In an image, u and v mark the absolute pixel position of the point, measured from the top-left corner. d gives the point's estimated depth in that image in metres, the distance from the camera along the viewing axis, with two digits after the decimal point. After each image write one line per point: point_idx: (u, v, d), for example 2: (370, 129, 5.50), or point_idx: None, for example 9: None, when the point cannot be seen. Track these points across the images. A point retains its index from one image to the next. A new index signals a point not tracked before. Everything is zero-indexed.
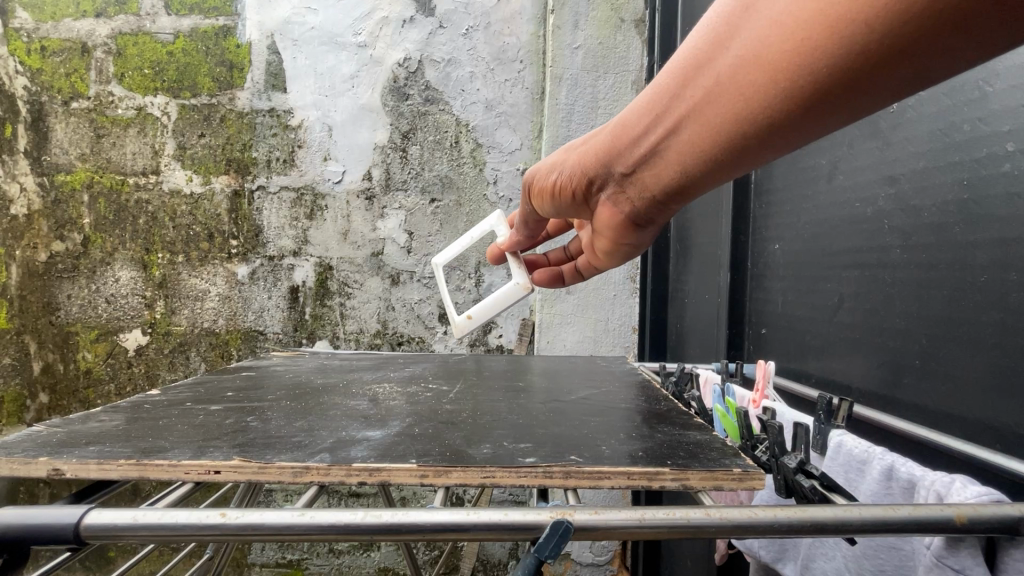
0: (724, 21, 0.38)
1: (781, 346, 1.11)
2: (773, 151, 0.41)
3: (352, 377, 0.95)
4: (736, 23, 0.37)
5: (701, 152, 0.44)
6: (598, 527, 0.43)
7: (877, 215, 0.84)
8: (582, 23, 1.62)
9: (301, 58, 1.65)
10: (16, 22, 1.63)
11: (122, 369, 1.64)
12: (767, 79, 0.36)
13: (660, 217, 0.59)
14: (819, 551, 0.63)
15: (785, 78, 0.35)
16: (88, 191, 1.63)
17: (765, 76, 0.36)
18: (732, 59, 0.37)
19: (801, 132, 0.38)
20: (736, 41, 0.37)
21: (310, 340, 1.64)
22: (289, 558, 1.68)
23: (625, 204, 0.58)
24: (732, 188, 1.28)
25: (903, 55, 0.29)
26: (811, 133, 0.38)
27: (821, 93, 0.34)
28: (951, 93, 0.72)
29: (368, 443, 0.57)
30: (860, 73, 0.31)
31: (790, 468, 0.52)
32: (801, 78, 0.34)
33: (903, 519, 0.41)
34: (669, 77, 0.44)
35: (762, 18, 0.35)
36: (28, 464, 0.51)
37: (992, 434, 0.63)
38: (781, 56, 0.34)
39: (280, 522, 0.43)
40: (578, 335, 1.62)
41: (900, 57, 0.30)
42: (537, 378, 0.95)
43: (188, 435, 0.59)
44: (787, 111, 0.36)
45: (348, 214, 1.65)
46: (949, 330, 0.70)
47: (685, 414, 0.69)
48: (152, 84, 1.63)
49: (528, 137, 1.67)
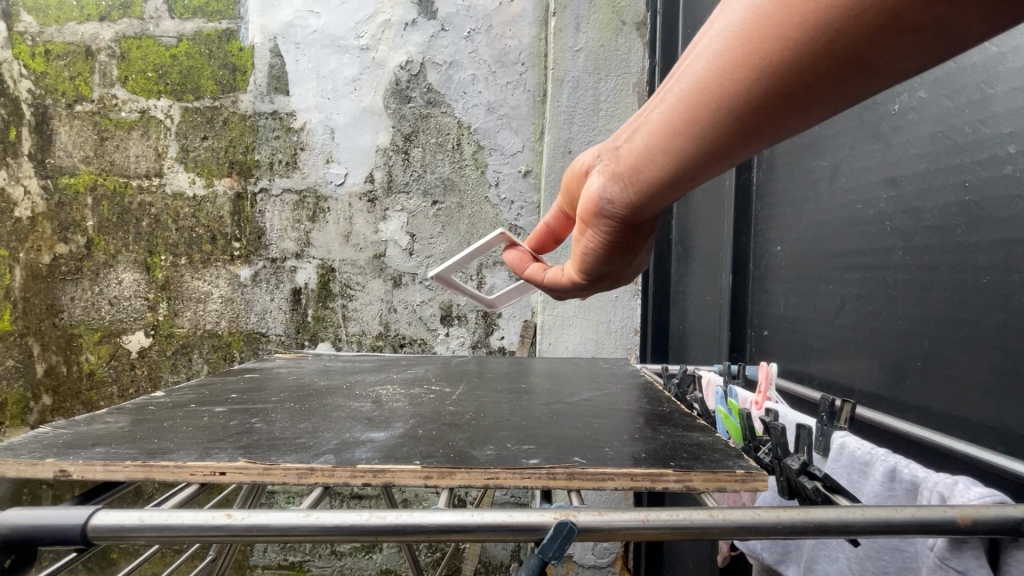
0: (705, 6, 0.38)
1: (783, 348, 1.10)
2: (739, 150, 0.39)
3: (355, 379, 0.95)
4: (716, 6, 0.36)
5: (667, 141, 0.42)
6: (601, 528, 0.44)
7: (878, 217, 0.84)
8: (583, 26, 1.63)
9: (303, 61, 1.65)
10: (21, 26, 1.65)
11: (125, 371, 1.65)
12: (730, 60, 0.35)
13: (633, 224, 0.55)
14: (822, 552, 0.63)
15: (747, 58, 0.33)
16: (92, 194, 1.64)
17: (728, 57, 0.35)
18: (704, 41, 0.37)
19: (766, 122, 0.36)
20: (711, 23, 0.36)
21: (313, 342, 1.65)
22: (291, 561, 1.68)
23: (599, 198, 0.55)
24: (734, 190, 1.28)
25: (867, 42, 0.28)
26: (778, 125, 0.36)
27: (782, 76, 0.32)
28: (952, 95, 0.72)
29: (373, 445, 0.57)
30: (820, 57, 0.30)
31: (793, 469, 0.52)
32: (762, 59, 0.33)
33: (906, 520, 0.41)
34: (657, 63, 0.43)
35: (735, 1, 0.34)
36: (34, 466, 0.52)
37: (996, 435, 0.63)
38: (746, 35, 0.33)
39: (286, 523, 0.43)
40: (580, 337, 1.62)
41: (865, 45, 0.28)
42: (539, 380, 0.95)
43: (193, 437, 0.60)
44: (749, 94, 0.35)
45: (350, 216, 1.66)
46: (952, 332, 0.70)
47: (687, 415, 0.70)
48: (156, 87, 1.64)
49: (529, 139, 1.67)
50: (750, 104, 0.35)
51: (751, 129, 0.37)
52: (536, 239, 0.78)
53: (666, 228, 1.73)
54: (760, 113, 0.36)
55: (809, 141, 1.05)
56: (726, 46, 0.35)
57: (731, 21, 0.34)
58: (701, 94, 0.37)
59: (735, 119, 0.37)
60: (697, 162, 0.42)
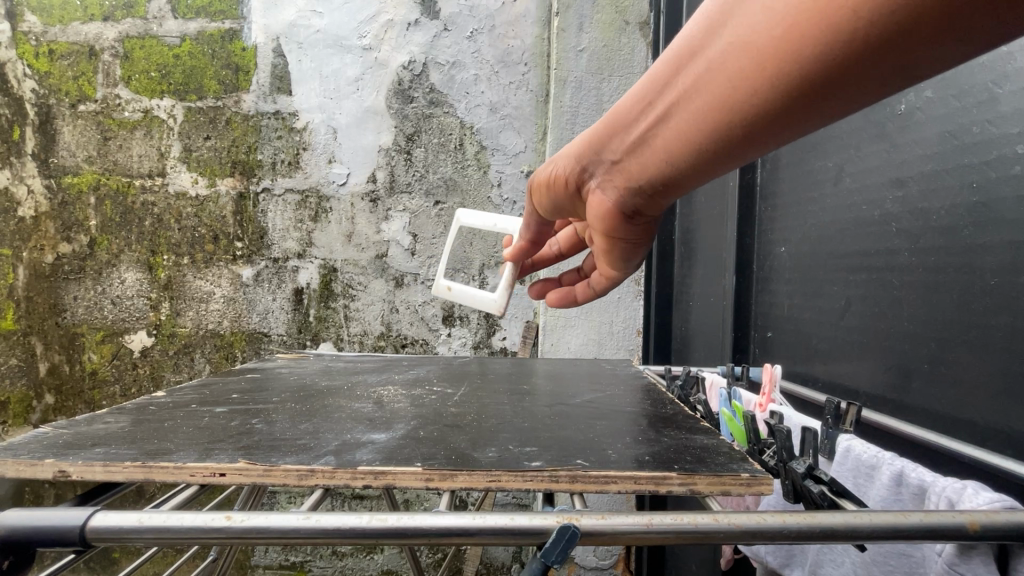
0: (713, 10, 0.36)
1: (788, 349, 1.10)
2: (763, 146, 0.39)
3: (356, 380, 0.95)
4: (727, 10, 0.35)
5: (687, 144, 0.42)
6: (604, 533, 0.43)
7: (884, 218, 0.83)
8: (587, 26, 1.62)
9: (306, 61, 1.65)
10: (25, 26, 1.65)
11: (128, 371, 1.65)
12: (755, 65, 0.34)
13: (650, 209, 0.55)
14: (827, 557, 0.62)
15: (773, 65, 0.33)
16: (95, 194, 1.64)
17: (753, 62, 0.34)
18: (721, 47, 0.36)
19: (792, 123, 0.36)
20: (725, 29, 0.35)
21: (315, 342, 1.64)
22: (292, 561, 1.68)
23: (614, 194, 0.54)
24: (738, 191, 1.28)
25: (901, 48, 0.27)
26: (803, 124, 0.36)
27: (810, 83, 0.32)
28: (959, 94, 0.71)
29: (374, 446, 0.57)
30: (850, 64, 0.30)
31: (798, 472, 0.51)
32: (790, 66, 0.32)
33: (914, 526, 0.41)
34: (659, 64, 0.42)
35: (752, 7, 0.33)
36: (34, 466, 0.51)
37: (1004, 439, 0.62)
38: (771, 42, 0.32)
39: (285, 526, 0.43)
40: (583, 338, 1.61)
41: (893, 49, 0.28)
42: (541, 381, 0.95)
43: (193, 437, 0.59)
44: (777, 100, 0.34)
45: (352, 216, 1.65)
46: (959, 334, 0.69)
47: (691, 418, 0.69)
48: (159, 87, 1.64)
49: (532, 139, 1.67)
50: (778, 108, 0.35)
51: (771, 134, 0.37)
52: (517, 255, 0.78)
53: (669, 229, 1.72)
54: (785, 118, 0.36)
55: (813, 141, 1.05)
56: (744, 59, 0.34)
57: (754, 27, 0.33)
58: (726, 99, 0.37)
59: (761, 121, 0.36)
60: (711, 163, 0.43)
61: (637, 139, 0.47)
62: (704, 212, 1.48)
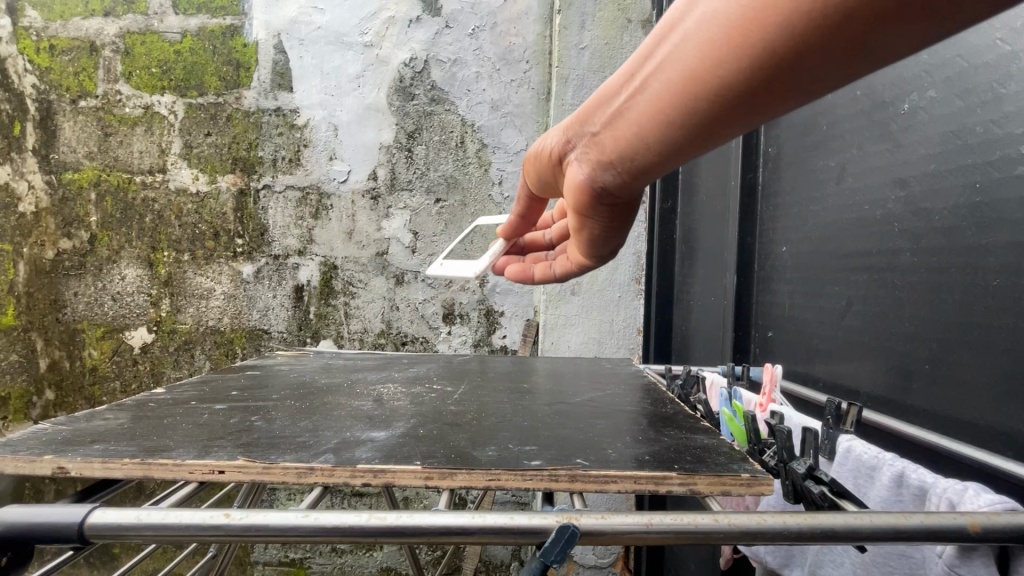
0: None
1: (788, 349, 1.10)
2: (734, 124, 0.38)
3: (357, 378, 0.95)
4: None
5: (660, 118, 0.41)
6: (604, 532, 0.43)
7: (886, 218, 0.83)
8: (589, 24, 1.62)
9: (307, 58, 1.65)
10: (26, 21, 1.64)
11: (128, 367, 1.65)
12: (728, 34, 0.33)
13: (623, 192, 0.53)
14: (827, 557, 0.62)
15: (746, 35, 0.32)
16: (96, 190, 1.64)
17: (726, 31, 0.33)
18: (699, 17, 0.35)
19: (762, 99, 0.35)
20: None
21: (315, 339, 1.64)
22: (292, 557, 1.68)
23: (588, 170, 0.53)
24: (739, 191, 1.27)
25: (874, 16, 0.27)
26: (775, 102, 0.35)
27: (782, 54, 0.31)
28: (963, 94, 0.71)
29: (373, 444, 0.57)
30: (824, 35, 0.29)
31: (799, 473, 0.51)
32: (764, 35, 0.31)
33: (916, 527, 0.41)
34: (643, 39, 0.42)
35: None
36: (33, 462, 0.51)
37: (1004, 440, 0.62)
38: (746, 11, 0.32)
39: (284, 524, 0.43)
40: (583, 337, 1.61)
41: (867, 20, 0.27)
42: (541, 380, 0.94)
43: (193, 434, 0.59)
44: (748, 72, 0.34)
45: (353, 213, 1.65)
46: (961, 335, 0.69)
47: (692, 418, 0.69)
48: (160, 83, 1.64)
49: (533, 137, 1.66)
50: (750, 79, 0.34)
51: (742, 110, 0.37)
52: (508, 227, 0.76)
53: (670, 228, 1.72)
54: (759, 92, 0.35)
55: (816, 141, 1.04)
56: (714, 30, 0.34)
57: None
58: (699, 70, 0.36)
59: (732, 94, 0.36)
60: (682, 142, 0.42)
61: (614, 112, 0.47)
62: (705, 211, 1.47)
